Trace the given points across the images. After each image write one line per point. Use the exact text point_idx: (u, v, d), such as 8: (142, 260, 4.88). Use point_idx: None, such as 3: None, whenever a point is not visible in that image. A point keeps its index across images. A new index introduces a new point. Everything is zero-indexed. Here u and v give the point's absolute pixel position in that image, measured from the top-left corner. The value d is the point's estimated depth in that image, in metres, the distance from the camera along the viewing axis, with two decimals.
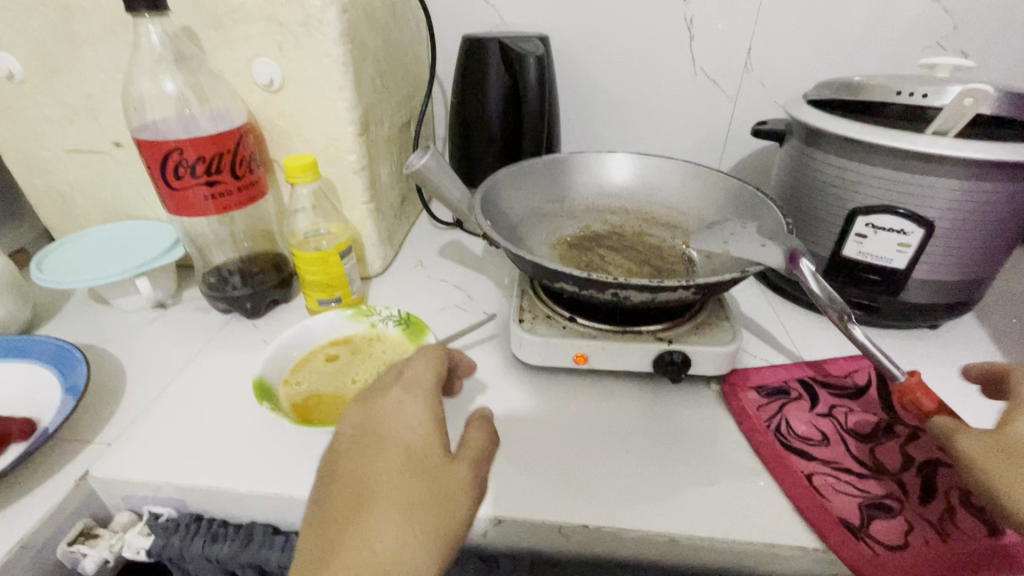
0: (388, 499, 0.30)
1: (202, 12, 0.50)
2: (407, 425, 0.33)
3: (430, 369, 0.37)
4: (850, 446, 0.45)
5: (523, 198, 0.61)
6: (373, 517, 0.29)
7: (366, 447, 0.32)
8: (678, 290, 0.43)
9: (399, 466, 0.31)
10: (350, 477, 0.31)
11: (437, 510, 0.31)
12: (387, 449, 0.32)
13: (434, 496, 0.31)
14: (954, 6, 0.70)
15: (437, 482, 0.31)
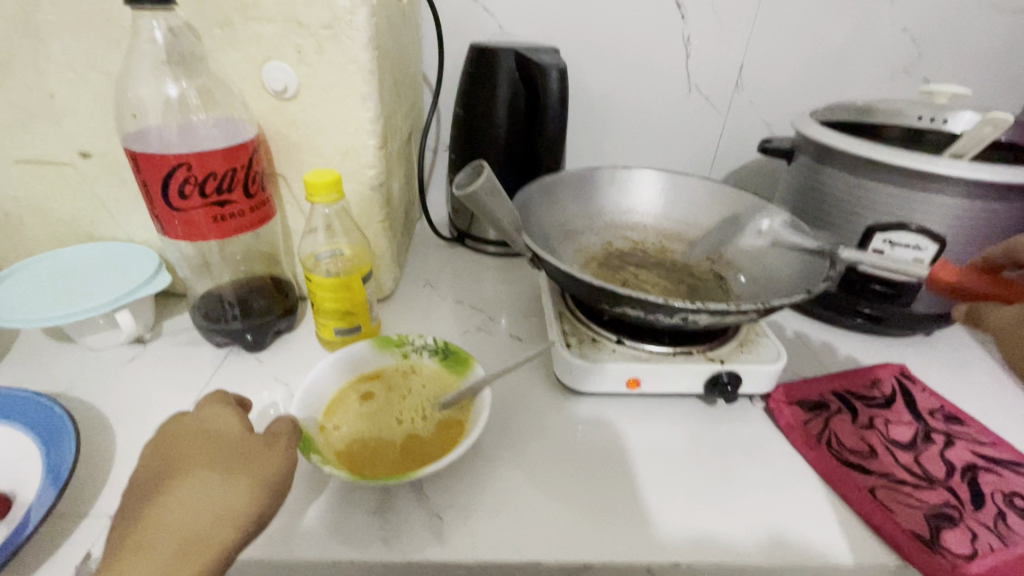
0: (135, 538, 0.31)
1: (209, 7, 0.44)
2: (208, 429, 0.38)
3: (218, 402, 0.39)
4: (898, 456, 0.47)
5: (548, 214, 0.59)
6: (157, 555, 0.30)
7: (169, 452, 0.36)
8: (746, 312, 0.43)
9: (194, 454, 0.36)
10: (164, 484, 0.34)
11: (237, 476, 0.34)
12: (183, 448, 0.36)
13: (231, 469, 0.35)
14: (920, 36, 0.77)
15: (231, 460, 0.35)
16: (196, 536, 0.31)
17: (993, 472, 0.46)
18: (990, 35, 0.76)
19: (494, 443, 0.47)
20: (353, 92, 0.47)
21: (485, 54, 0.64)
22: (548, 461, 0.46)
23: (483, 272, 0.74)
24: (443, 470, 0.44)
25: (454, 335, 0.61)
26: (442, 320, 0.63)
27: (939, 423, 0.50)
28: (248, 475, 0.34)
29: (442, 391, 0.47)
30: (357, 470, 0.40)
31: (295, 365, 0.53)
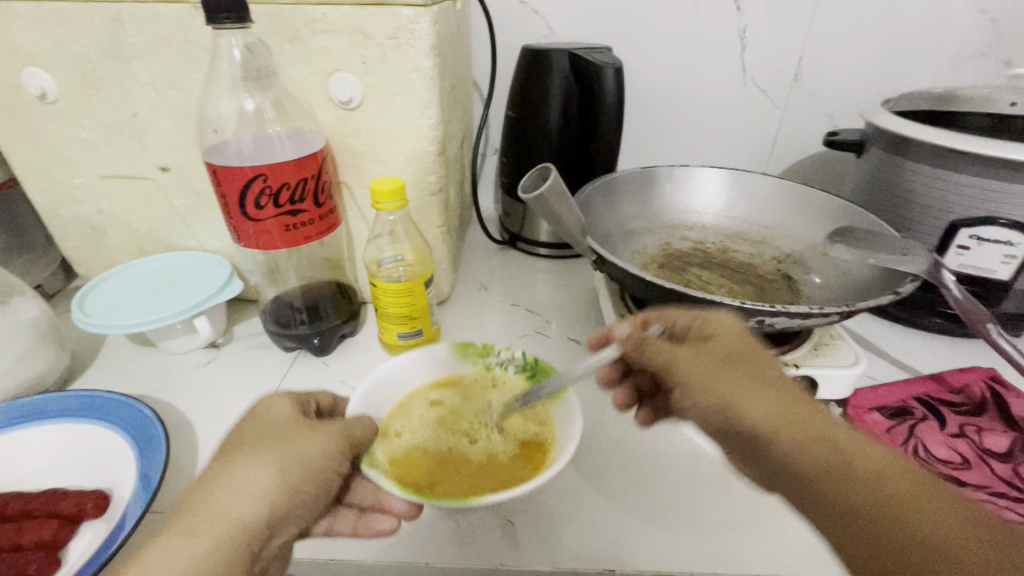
0: (181, 557, 0.29)
1: (279, 23, 0.45)
2: (279, 413, 0.36)
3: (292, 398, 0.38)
4: (995, 468, 0.43)
5: (607, 218, 0.58)
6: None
7: (238, 434, 0.35)
8: (828, 315, 0.42)
9: (261, 440, 0.34)
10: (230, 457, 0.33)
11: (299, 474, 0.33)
12: (251, 431, 0.35)
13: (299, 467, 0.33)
14: (1000, 16, 0.72)
15: (303, 458, 0.34)
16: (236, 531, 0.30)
17: None
18: None
19: None
20: (415, 99, 0.48)
21: (537, 56, 0.64)
22: (614, 466, 0.45)
23: (535, 274, 0.74)
24: None
25: (511, 338, 0.61)
26: (498, 323, 0.63)
27: None
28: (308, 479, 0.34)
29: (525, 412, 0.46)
30: (407, 481, 0.40)
31: (359, 369, 0.54)
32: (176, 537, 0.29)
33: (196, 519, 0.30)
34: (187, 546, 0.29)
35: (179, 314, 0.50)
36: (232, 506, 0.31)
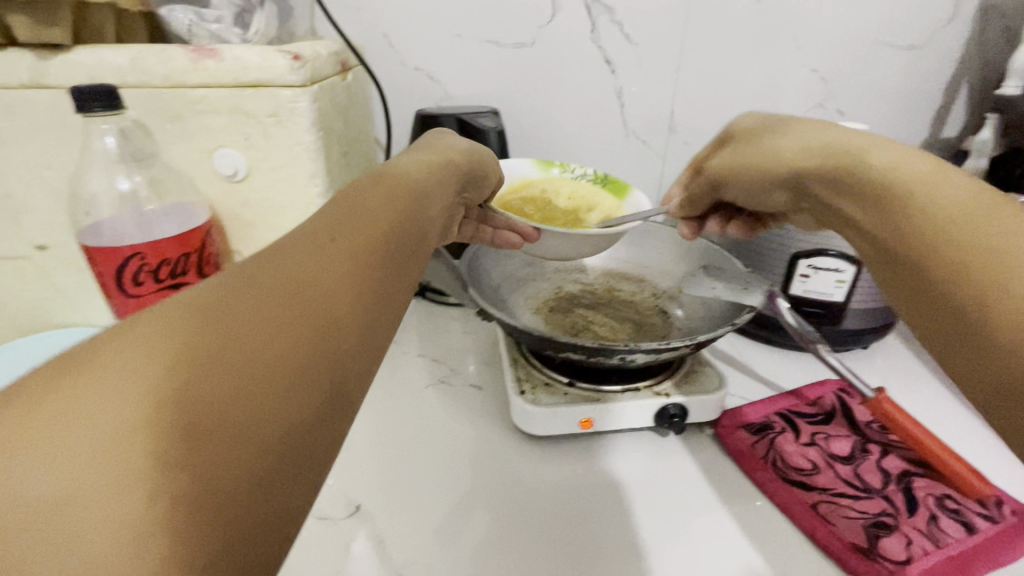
0: (264, 336, 0.21)
1: (157, 106, 0.47)
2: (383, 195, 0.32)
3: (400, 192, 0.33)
4: (838, 470, 0.49)
5: (499, 267, 0.63)
6: (268, 411, 0.20)
7: (353, 202, 0.30)
8: (679, 348, 0.47)
9: (351, 211, 0.29)
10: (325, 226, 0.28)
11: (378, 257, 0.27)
12: (356, 202, 0.30)
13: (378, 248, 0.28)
14: (828, 74, 0.84)
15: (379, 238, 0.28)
16: (307, 310, 0.23)
17: (926, 476, 0.49)
18: (890, 71, 0.84)
19: (454, 494, 0.49)
20: (301, 170, 0.51)
21: (430, 122, 0.69)
22: (509, 506, 0.47)
23: (445, 323, 0.77)
24: (404, 525, 0.46)
25: (417, 389, 0.63)
26: (407, 375, 0.66)
27: (876, 434, 0.54)
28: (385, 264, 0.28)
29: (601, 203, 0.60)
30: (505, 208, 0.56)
31: None
32: (211, 297, 0.22)
33: (268, 277, 0.23)
34: (260, 322, 0.22)
35: (35, 359, 0.47)
36: (315, 258, 0.25)
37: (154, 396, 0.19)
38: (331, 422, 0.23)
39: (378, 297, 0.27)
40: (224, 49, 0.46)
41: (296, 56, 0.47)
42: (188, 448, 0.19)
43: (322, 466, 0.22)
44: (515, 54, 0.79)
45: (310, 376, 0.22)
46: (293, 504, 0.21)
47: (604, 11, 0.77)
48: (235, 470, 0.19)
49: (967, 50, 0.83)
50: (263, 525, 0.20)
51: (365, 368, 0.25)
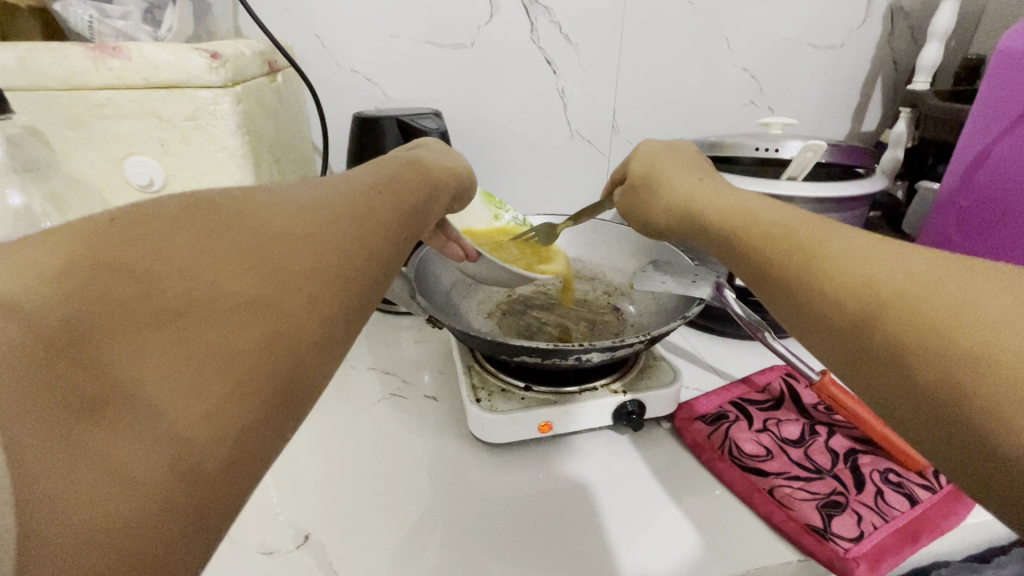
0: (197, 250, 0.21)
1: (53, 111, 0.43)
2: (395, 176, 0.36)
3: (408, 175, 0.37)
4: (790, 454, 0.51)
5: (448, 272, 0.61)
6: (183, 315, 0.20)
7: (385, 177, 0.34)
8: (633, 345, 0.47)
9: (375, 180, 0.33)
10: (350, 179, 0.31)
11: (388, 219, 0.30)
12: (375, 175, 0.34)
13: (391, 213, 0.31)
14: (758, 73, 0.88)
15: (391, 205, 0.31)
16: (328, 229, 0.26)
17: (870, 452, 0.51)
18: (813, 68, 0.89)
19: (412, 512, 0.46)
20: (226, 178, 0.47)
21: (369, 125, 0.66)
22: (470, 519, 0.46)
23: (396, 334, 0.74)
24: (357, 550, 0.43)
25: (367, 404, 0.60)
26: (357, 389, 0.63)
27: (822, 415, 0.56)
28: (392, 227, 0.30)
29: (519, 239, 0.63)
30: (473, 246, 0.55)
31: None
32: (165, 209, 0.22)
33: (298, 197, 0.26)
34: (200, 234, 0.22)
35: None
36: (274, 203, 0.25)
37: (80, 259, 0.19)
38: (257, 350, 0.21)
39: (338, 252, 0.25)
40: (130, 47, 0.42)
41: (215, 54, 0.43)
42: (93, 323, 0.18)
43: (240, 396, 0.20)
44: (455, 54, 0.78)
45: (235, 294, 0.21)
46: (189, 422, 0.18)
47: (542, 10, 0.77)
48: (125, 354, 0.18)
49: (881, 49, 0.89)
50: (151, 425, 0.18)
51: (315, 314, 0.23)
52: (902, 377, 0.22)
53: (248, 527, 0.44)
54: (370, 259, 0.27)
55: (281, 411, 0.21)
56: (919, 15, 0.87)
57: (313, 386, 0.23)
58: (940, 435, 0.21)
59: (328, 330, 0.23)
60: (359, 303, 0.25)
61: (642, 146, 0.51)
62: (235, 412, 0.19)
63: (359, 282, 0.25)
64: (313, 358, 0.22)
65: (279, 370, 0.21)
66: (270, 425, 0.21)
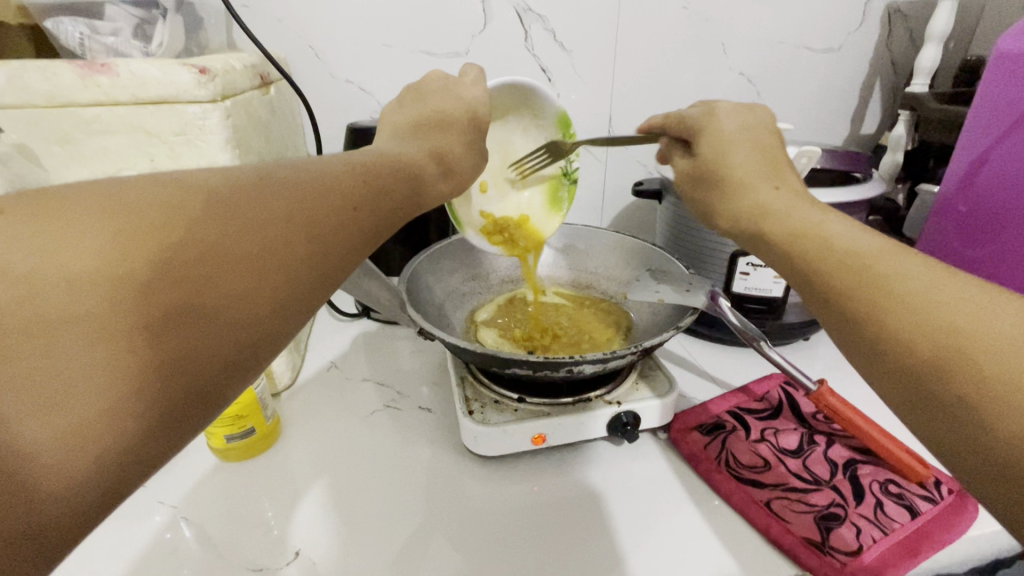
0: (123, 253, 0.22)
1: (43, 128, 0.44)
2: (393, 175, 0.35)
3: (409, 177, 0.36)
4: (788, 465, 0.50)
5: (441, 281, 0.61)
6: (61, 331, 0.20)
7: (382, 177, 0.33)
8: (625, 357, 0.46)
9: (366, 181, 0.32)
10: (332, 180, 0.30)
11: (356, 235, 0.30)
12: (373, 174, 0.33)
13: (363, 227, 0.30)
14: (755, 77, 0.87)
15: (370, 216, 0.31)
16: (277, 249, 0.26)
17: (870, 462, 0.50)
18: (810, 71, 0.88)
19: (406, 527, 0.46)
20: None
21: (363, 135, 0.66)
22: (461, 532, 0.46)
23: (392, 344, 0.74)
24: (349, 565, 0.43)
25: (361, 415, 0.60)
26: (352, 399, 0.63)
27: (822, 424, 0.55)
28: (358, 242, 0.30)
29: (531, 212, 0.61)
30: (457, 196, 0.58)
31: (184, 484, 0.50)
32: (79, 205, 0.22)
33: (262, 204, 0.26)
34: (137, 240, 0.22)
35: None
36: (198, 207, 0.24)
37: (15, 259, 0.20)
38: (160, 368, 0.22)
39: (252, 277, 0.24)
40: (118, 64, 0.42)
41: (203, 70, 0.44)
42: (6, 324, 0.19)
43: (109, 420, 0.21)
44: (449, 64, 0.78)
45: (125, 318, 0.21)
46: (50, 441, 0.20)
47: (536, 18, 0.77)
48: (42, 363, 0.20)
49: (878, 52, 0.88)
50: (14, 437, 0.19)
51: (211, 344, 0.23)
52: (977, 434, 0.23)
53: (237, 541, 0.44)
54: (294, 286, 0.26)
55: (159, 433, 0.22)
56: (918, 17, 0.87)
57: (199, 407, 0.24)
58: (1011, 485, 0.22)
59: (221, 359, 0.24)
60: (268, 331, 0.25)
61: (716, 127, 0.44)
62: (101, 436, 0.21)
63: (272, 312, 0.25)
64: (201, 385, 0.23)
65: (158, 395, 0.22)
66: (145, 447, 0.22)
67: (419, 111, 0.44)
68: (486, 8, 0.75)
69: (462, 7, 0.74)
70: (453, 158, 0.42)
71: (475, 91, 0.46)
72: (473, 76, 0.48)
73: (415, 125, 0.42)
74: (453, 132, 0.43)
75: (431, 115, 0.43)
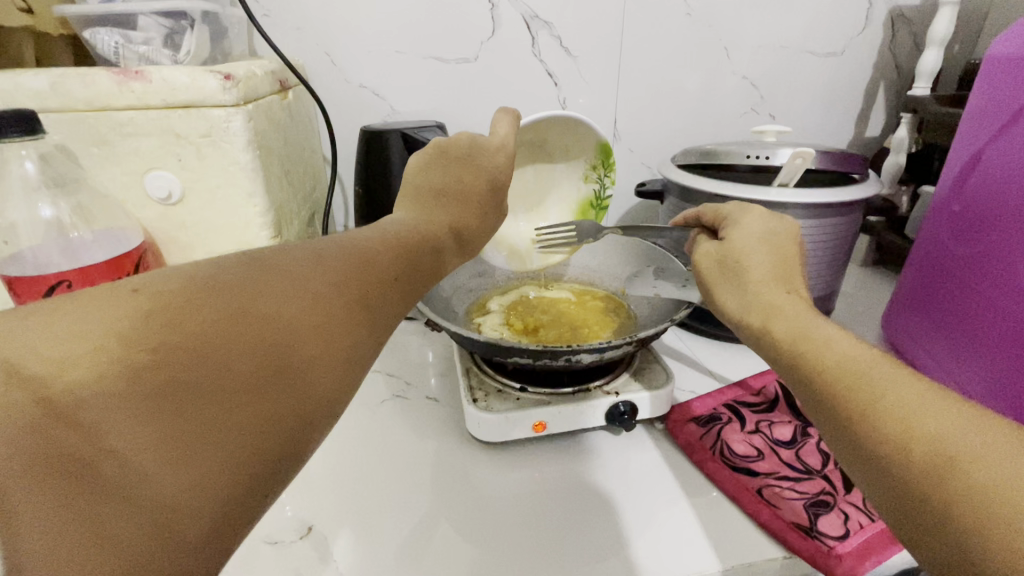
0: (243, 315, 0.24)
1: (83, 130, 0.48)
2: (406, 225, 0.39)
3: (423, 222, 0.41)
4: (780, 455, 0.52)
5: (450, 276, 0.65)
6: (188, 387, 0.21)
7: (406, 238, 0.38)
8: (622, 346, 0.48)
9: (397, 233, 0.36)
10: (381, 236, 0.34)
11: (408, 283, 0.33)
12: (394, 225, 0.37)
13: (412, 274, 0.34)
14: (758, 81, 0.89)
15: (413, 260, 0.34)
16: (355, 303, 0.28)
17: None
18: (813, 73, 0.89)
19: (413, 509, 0.48)
20: (238, 190, 0.52)
21: (375, 137, 0.70)
22: (464, 512, 0.48)
23: (402, 338, 0.76)
24: (360, 542, 0.45)
25: (373, 405, 0.63)
26: (363, 389, 0.66)
27: None
28: (409, 284, 0.33)
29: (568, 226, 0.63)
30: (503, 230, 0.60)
31: None
32: (188, 281, 0.24)
33: (337, 265, 0.29)
34: (251, 305, 0.24)
35: None
36: (284, 278, 0.26)
37: (145, 325, 0.21)
38: (276, 422, 0.23)
39: (333, 338, 0.26)
40: (151, 71, 0.46)
41: (228, 76, 0.47)
42: (141, 383, 0.20)
43: (229, 478, 0.21)
44: (458, 69, 0.80)
45: (238, 375, 0.22)
46: (179, 496, 0.20)
47: (542, 25, 0.79)
48: (183, 418, 0.21)
49: (882, 55, 0.90)
50: (143, 495, 0.19)
51: (300, 401, 0.24)
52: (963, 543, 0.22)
53: (254, 517, 0.47)
54: (364, 347, 0.28)
55: (258, 493, 0.22)
56: (921, 21, 0.88)
57: (288, 469, 0.24)
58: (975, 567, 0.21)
59: (310, 417, 0.25)
60: (343, 394, 0.27)
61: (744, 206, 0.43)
62: (219, 491, 0.21)
63: (347, 373, 0.27)
64: (293, 445, 0.24)
65: (263, 455, 0.23)
66: (247, 509, 0.22)
67: (439, 178, 0.44)
68: (494, 15, 0.78)
69: (472, 13, 0.77)
70: (463, 202, 0.43)
71: (497, 153, 0.48)
72: (500, 134, 0.49)
73: (433, 194, 0.43)
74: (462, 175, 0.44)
75: (451, 185, 0.44)
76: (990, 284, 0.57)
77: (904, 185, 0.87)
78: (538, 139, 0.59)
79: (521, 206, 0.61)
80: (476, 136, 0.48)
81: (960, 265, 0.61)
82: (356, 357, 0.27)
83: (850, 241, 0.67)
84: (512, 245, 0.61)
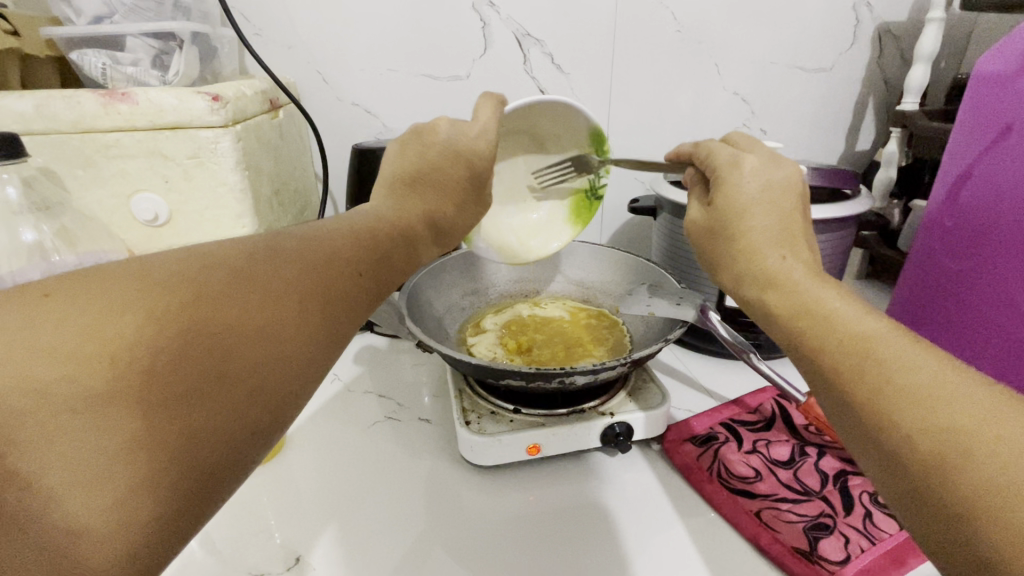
0: (168, 322, 0.22)
1: (69, 153, 0.47)
2: (389, 217, 0.38)
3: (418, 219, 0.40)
4: (779, 476, 0.51)
5: (441, 295, 0.64)
6: (102, 407, 0.20)
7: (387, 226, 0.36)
8: (616, 367, 0.48)
9: (373, 230, 0.35)
10: (348, 232, 0.33)
11: (376, 289, 0.32)
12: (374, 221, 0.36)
13: (380, 277, 0.33)
14: (749, 96, 0.89)
15: (384, 262, 0.33)
16: (306, 307, 0.27)
17: (859, 474, 0.51)
18: (803, 89, 0.90)
19: (405, 535, 0.47)
20: (226, 211, 0.51)
21: (366, 155, 0.69)
22: (460, 537, 0.47)
23: (394, 358, 0.75)
24: (349, 571, 0.44)
25: (363, 426, 0.62)
26: (355, 411, 0.64)
27: (813, 436, 0.56)
28: (376, 286, 0.32)
29: (558, 215, 0.62)
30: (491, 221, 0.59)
31: None
32: (112, 283, 0.22)
33: (289, 265, 0.28)
34: (182, 312, 0.23)
35: None
36: (223, 280, 0.25)
37: (60, 337, 0.20)
38: (205, 435, 0.22)
39: (278, 342, 0.25)
40: (138, 93, 0.46)
41: (216, 97, 0.47)
42: (52, 404, 0.20)
43: (145, 498, 0.21)
44: (451, 86, 0.81)
45: (160, 388, 0.21)
46: (88, 519, 0.20)
47: (534, 43, 0.80)
48: (94, 439, 0.20)
49: (870, 70, 0.90)
50: (48, 515, 0.19)
51: (236, 409, 0.24)
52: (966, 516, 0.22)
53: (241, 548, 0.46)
54: (317, 354, 0.27)
55: (186, 509, 0.22)
56: (908, 38, 0.89)
57: (225, 482, 0.24)
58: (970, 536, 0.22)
59: (249, 428, 0.24)
60: (290, 401, 0.26)
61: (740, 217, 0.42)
62: (134, 512, 0.20)
63: (295, 378, 0.26)
64: (229, 455, 0.23)
65: (190, 471, 0.22)
66: (173, 522, 0.22)
67: (415, 165, 0.43)
68: (486, 33, 0.78)
69: (464, 30, 0.77)
70: (445, 221, 0.43)
71: (480, 140, 0.44)
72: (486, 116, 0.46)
73: (415, 184, 0.42)
74: (452, 189, 0.43)
75: (436, 173, 0.43)
76: (986, 299, 0.57)
77: (895, 199, 0.87)
78: (530, 129, 0.57)
79: (512, 199, 0.61)
80: (459, 122, 0.45)
81: (952, 280, 0.61)
82: (306, 360, 0.26)
83: (844, 256, 0.67)
84: (504, 238, 0.60)
